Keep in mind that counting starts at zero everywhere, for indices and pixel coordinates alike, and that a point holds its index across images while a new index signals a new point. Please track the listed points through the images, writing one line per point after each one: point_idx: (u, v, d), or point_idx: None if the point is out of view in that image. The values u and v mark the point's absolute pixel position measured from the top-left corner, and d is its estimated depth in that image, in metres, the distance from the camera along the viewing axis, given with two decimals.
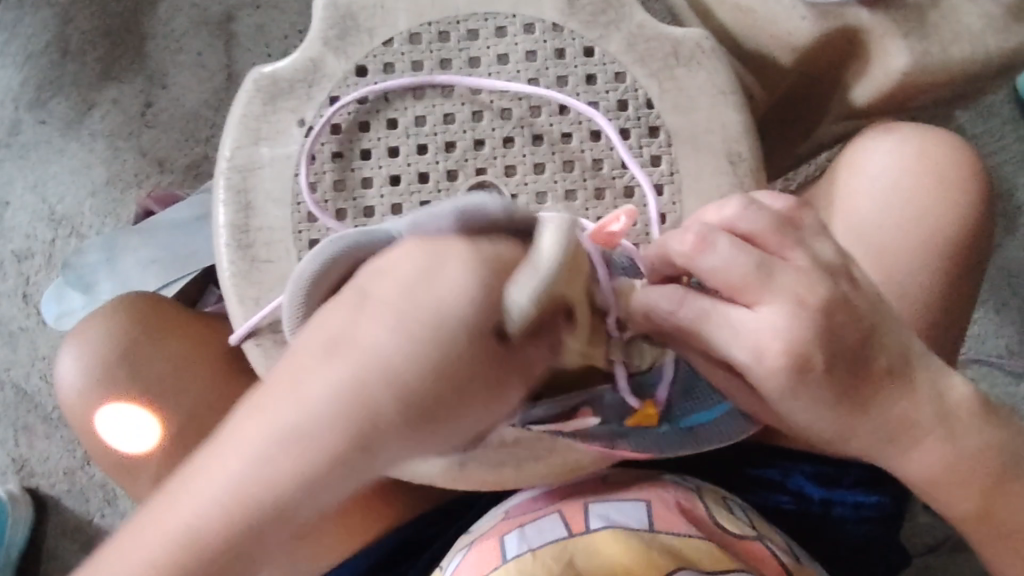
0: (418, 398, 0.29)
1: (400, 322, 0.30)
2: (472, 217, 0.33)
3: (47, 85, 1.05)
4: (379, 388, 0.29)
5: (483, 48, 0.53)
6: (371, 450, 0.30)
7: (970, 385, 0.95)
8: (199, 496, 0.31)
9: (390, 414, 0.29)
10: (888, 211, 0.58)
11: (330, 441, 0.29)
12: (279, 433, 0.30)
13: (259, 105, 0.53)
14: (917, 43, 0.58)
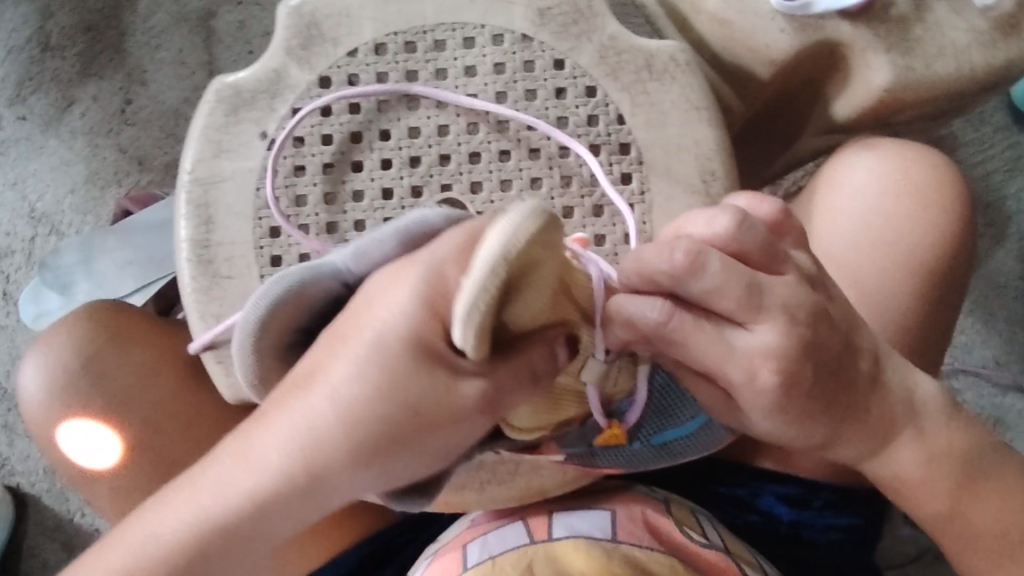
0: (375, 434, 0.35)
1: (361, 366, 0.34)
2: (412, 236, 0.40)
3: (25, 82, 1.03)
4: (347, 425, 0.34)
5: (450, 61, 0.51)
6: (332, 481, 0.35)
7: (956, 395, 0.94)
8: (161, 530, 0.34)
9: (354, 445, 0.34)
10: (865, 229, 0.57)
11: (299, 475, 0.34)
12: (261, 471, 0.34)
13: (220, 116, 0.52)
14: (899, 57, 0.57)
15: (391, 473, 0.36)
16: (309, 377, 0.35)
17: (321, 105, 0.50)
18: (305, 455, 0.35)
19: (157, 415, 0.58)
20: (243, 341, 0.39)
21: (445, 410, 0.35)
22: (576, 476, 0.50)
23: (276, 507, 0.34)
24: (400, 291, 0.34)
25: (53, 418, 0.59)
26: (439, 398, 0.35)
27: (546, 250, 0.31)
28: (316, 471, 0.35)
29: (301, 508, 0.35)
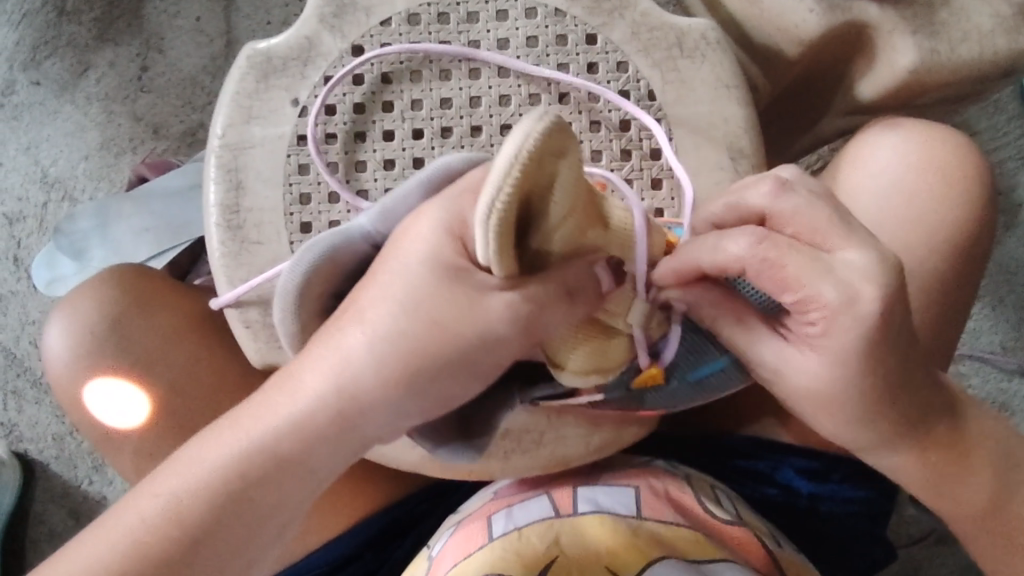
0: (408, 361, 0.37)
1: (391, 295, 0.37)
2: (438, 185, 0.41)
3: (41, 46, 1.03)
4: (382, 354, 0.37)
5: (483, 32, 0.51)
6: (368, 409, 0.37)
7: (962, 380, 0.95)
8: (205, 463, 0.36)
9: (387, 371, 0.37)
10: (888, 210, 0.57)
11: (336, 399, 0.37)
12: (299, 396, 0.37)
13: (252, 81, 0.52)
14: (925, 40, 0.57)
15: (425, 406, 0.38)
16: (346, 311, 0.38)
17: (353, 72, 0.51)
18: (345, 389, 0.37)
19: (182, 378, 0.59)
20: (284, 304, 0.40)
21: (472, 337, 0.37)
22: (599, 445, 0.51)
23: (317, 432, 0.37)
24: (425, 229, 0.37)
25: (76, 380, 0.60)
26: (467, 323, 0.37)
27: (557, 156, 0.31)
28: (352, 398, 0.37)
29: (338, 435, 0.37)
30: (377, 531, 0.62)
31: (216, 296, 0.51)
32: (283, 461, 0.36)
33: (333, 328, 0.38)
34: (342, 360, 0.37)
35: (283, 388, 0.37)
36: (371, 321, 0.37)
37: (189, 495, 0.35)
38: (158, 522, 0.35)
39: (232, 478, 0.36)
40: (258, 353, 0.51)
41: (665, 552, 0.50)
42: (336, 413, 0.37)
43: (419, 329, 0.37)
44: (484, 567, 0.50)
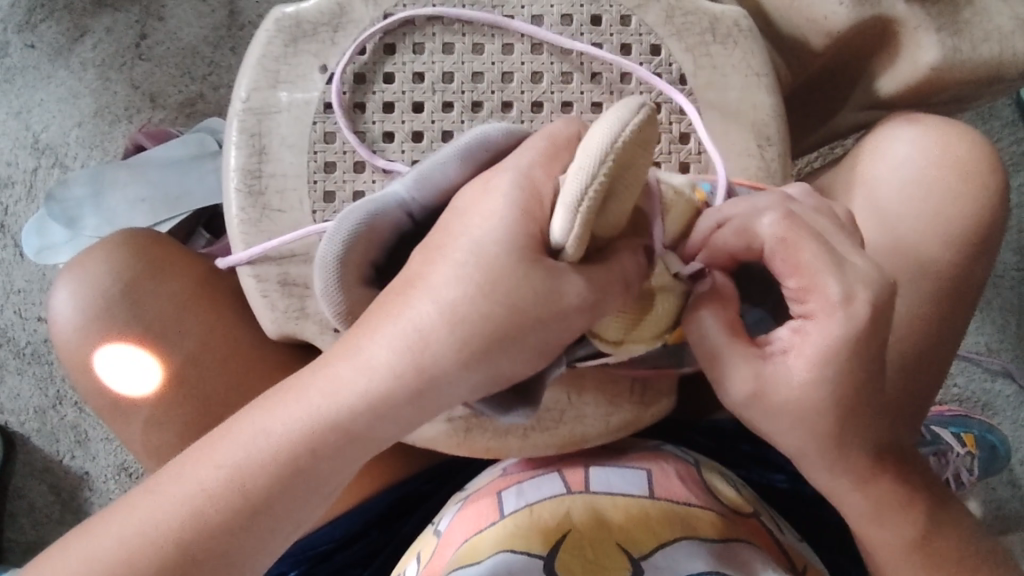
0: (478, 340, 0.38)
1: (466, 274, 0.38)
2: (473, 153, 0.41)
3: (38, 8, 1.01)
4: (447, 329, 0.38)
5: (517, 7, 0.51)
6: (439, 385, 0.38)
7: (948, 379, 0.97)
8: (269, 431, 0.38)
9: (454, 347, 0.38)
10: (905, 205, 0.58)
11: (406, 375, 0.38)
12: (368, 371, 0.38)
13: (280, 46, 0.51)
14: (948, 38, 0.57)
15: (486, 380, 0.39)
16: (415, 284, 0.38)
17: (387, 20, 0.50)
18: (408, 362, 0.38)
19: (189, 349, 0.58)
20: (325, 275, 0.40)
21: (545, 317, 0.37)
22: (617, 426, 0.52)
23: (380, 405, 0.38)
24: (501, 206, 0.37)
25: (82, 346, 0.59)
26: (542, 303, 0.37)
27: (646, 150, 0.34)
28: (423, 375, 0.38)
29: (404, 410, 0.38)
30: (381, 509, 0.62)
31: (227, 253, 0.51)
32: (343, 433, 0.38)
33: (399, 304, 0.38)
34: (406, 335, 0.38)
35: (348, 362, 0.39)
36: (438, 298, 0.38)
37: (253, 463, 0.37)
38: (218, 489, 0.37)
39: (293, 446, 0.38)
40: (273, 323, 0.51)
41: (681, 529, 0.50)
42: (398, 388, 0.38)
43: (486, 305, 0.38)
44: (495, 541, 0.49)
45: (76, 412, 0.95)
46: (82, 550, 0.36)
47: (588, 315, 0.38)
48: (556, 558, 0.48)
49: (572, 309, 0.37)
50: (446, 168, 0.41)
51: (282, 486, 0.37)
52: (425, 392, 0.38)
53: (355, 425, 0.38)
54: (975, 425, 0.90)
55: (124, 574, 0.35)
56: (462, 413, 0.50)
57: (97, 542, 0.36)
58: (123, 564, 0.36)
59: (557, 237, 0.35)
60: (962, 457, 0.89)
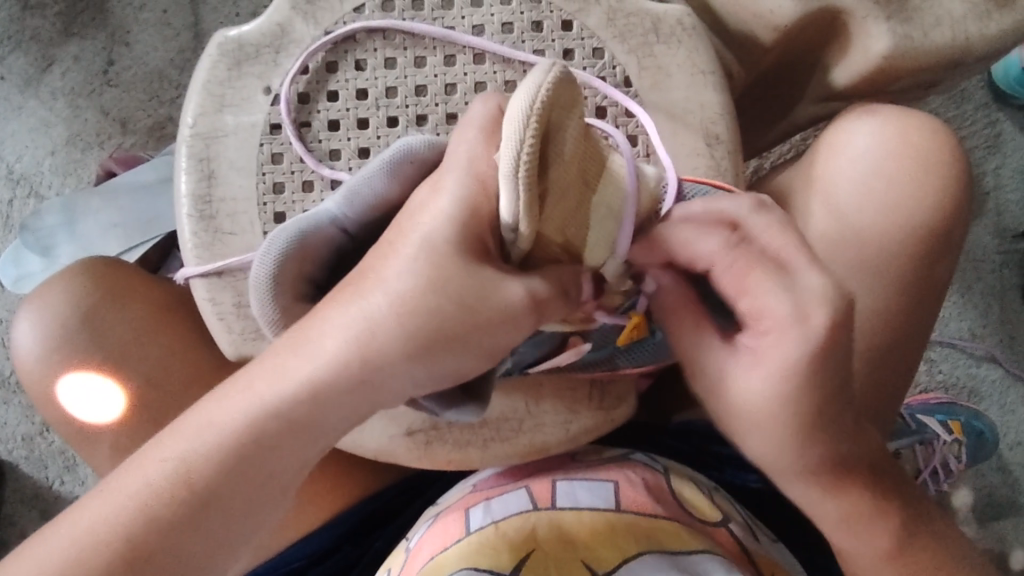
0: (424, 326, 0.38)
1: (410, 263, 0.38)
2: (401, 168, 0.41)
3: (5, 39, 1.01)
4: (401, 318, 0.38)
5: (458, 19, 0.51)
6: (392, 375, 0.38)
7: (933, 366, 0.96)
8: (214, 423, 0.37)
9: (405, 337, 0.38)
10: (860, 196, 0.58)
11: (354, 364, 0.38)
12: (316, 359, 0.38)
13: (224, 69, 0.51)
14: (898, 26, 0.57)
15: (441, 372, 0.39)
16: (366, 277, 0.38)
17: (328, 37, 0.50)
18: (362, 349, 0.38)
19: (155, 371, 0.58)
20: (260, 294, 0.40)
21: (493, 312, 0.37)
22: (578, 433, 0.52)
23: (332, 394, 0.38)
24: (446, 205, 0.37)
25: (49, 376, 0.59)
26: (489, 305, 0.37)
27: (564, 111, 0.34)
28: (376, 366, 0.38)
29: (355, 400, 0.38)
30: (357, 524, 0.62)
31: (181, 266, 0.51)
32: (297, 423, 0.38)
33: (345, 298, 0.39)
34: (361, 328, 0.38)
35: (300, 360, 0.38)
36: (389, 287, 0.38)
37: (198, 455, 0.37)
38: (165, 483, 0.36)
39: (247, 434, 0.37)
40: (230, 345, 0.50)
41: (646, 546, 0.50)
42: (347, 379, 0.38)
43: (441, 296, 0.38)
44: (462, 560, 0.49)
45: (63, 438, 0.95)
46: (27, 556, 0.35)
47: (532, 317, 0.38)
48: None
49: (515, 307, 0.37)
50: (371, 179, 0.40)
51: (230, 482, 0.36)
52: (373, 383, 0.38)
53: (302, 417, 0.38)
54: (961, 412, 0.90)
55: (71, 574, 0.34)
56: (421, 426, 0.51)
57: (39, 553, 0.35)
58: (70, 565, 0.34)
59: (507, 217, 0.35)
60: (947, 445, 0.88)
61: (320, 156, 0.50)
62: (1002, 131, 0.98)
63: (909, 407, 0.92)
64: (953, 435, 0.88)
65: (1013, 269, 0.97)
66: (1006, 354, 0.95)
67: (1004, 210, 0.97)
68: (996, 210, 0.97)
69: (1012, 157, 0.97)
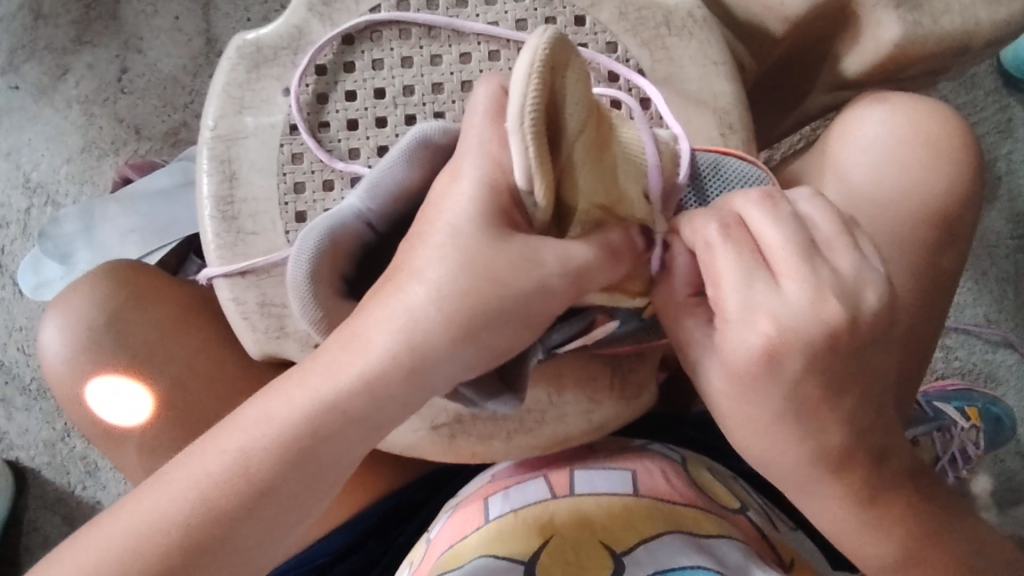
0: (465, 315, 0.38)
1: (447, 253, 0.39)
2: (418, 155, 0.42)
3: (20, 50, 1.02)
4: (443, 307, 0.38)
5: (471, 16, 0.52)
6: (434, 363, 0.39)
7: (949, 353, 0.97)
8: (266, 418, 0.38)
9: (445, 326, 0.38)
10: (877, 184, 0.58)
11: (396, 355, 0.39)
12: (366, 355, 0.39)
13: (243, 72, 0.52)
14: (908, 13, 0.57)
15: (483, 356, 0.40)
16: (403, 269, 0.39)
17: (342, 35, 0.51)
18: (405, 340, 0.39)
19: (179, 373, 0.59)
20: (301, 296, 0.41)
21: (526, 292, 0.39)
22: (600, 423, 0.52)
23: (379, 386, 0.39)
24: (464, 190, 0.38)
25: (75, 379, 0.60)
26: (521, 280, 0.38)
27: (562, 70, 0.35)
28: (418, 356, 0.39)
29: (402, 391, 0.39)
30: (380, 519, 0.62)
31: (204, 267, 0.52)
32: (345, 414, 0.38)
33: (386, 291, 0.39)
34: (404, 320, 0.39)
35: (347, 354, 0.39)
36: (429, 278, 0.39)
37: (252, 446, 0.38)
38: (221, 475, 0.37)
39: (298, 426, 0.38)
40: (256, 345, 0.51)
41: (667, 526, 0.50)
42: (393, 371, 0.39)
43: (483, 284, 0.38)
44: (479, 546, 0.50)
45: (84, 444, 0.96)
46: (85, 549, 0.36)
47: (568, 291, 0.39)
48: (537, 561, 0.47)
49: (549, 279, 0.38)
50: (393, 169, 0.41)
51: (286, 474, 0.37)
52: (418, 375, 0.39)
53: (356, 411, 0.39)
54: (978, 398, 0.90)
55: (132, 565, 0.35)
56: (445, 420, 0.51)
57: (101, 546, 0.36)
58: (130, 558, 0.35)
59: (523, 178, 0.35)
60: (965, 432, 0.88)
61: (340, 155, 0.51)
62: (1014, 116, 0.98)
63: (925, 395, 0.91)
64: (970, 420, 0.88)
65: None
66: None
67: (1018, 194, 0.97)
68: (1009, 196, 0.97)
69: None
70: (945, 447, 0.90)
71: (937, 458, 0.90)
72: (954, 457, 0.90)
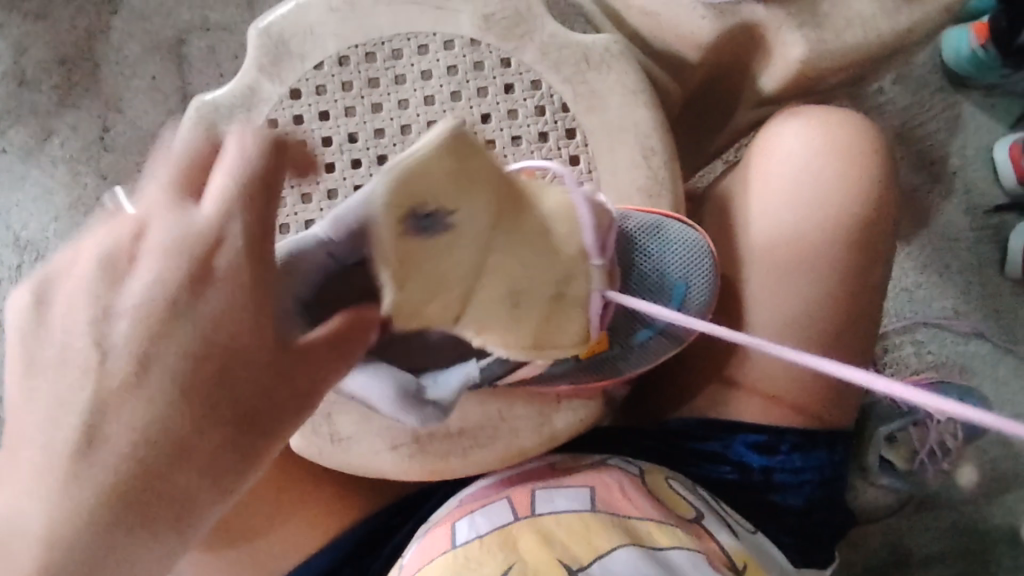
0: (251, 231, 0.38)
1: (218, 186, 0.38)
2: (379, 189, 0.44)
3: (6, 116, 1.07)
4: (225, 217, 0.38)
5: (407, 67, 0.57)
6: (241, 290, 0.37)
7: (921, 347, 1.01)
8: (62, 385, 0.36)
9: (241, 253, 0.37)
10: (797, 193, 0.63)
11: (183, 269, 0.37)
12: (150, 285, 0.37)
13: (201, 130, 0.57)
14: (810, 32, 0.61)
15: (268, 258, 0.38)
16: (172, 210, 0.38)
17: (290, 91, 0.57)
18: (185, 261, 0.37)
19: None
20: None
21: (239, 241, 0.38)
22: (550, 434, 0.57)
23: (218, 325, 0.37)
24: (238, 160, 0.38)
25: None
26: (257, 244, 0.38)
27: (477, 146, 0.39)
28: (207, 270, 0.37)
29: (231, 324, 0.37)
30: (355, 543, 0.66)
31: None
32: (199, 359, 0.36)
33: (159, 228, 0.38)
34: (197, 248, 0.37)
35: (134, 291, 0.37)
36: (211, 215, 0.38)
37: (96, 425, 0.35)
38: (79, 464, 0.35)
39: (155, 420, 0.36)
40: None
41: (623, 539, 0.54)
42: (209, 313, 0.37)
43: (248, 213, 0.37)
44: (444, 570, 0.54)
45: None
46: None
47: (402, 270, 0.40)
48: None
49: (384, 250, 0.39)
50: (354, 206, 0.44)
51: (174, 463, 0.36)
52: (236, 318, 0.37)
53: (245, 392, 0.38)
54: (952, 390, 0.94)
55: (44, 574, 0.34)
56: (404, 441, 0.56)
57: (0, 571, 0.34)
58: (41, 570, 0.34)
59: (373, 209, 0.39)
60: (943, 425, 0.93)
61: (293, 200, 0.55)
62: (961, 113, 1.02)
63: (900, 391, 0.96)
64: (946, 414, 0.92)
65: (986, 245, 1.01)
66: (992, 329, 1.00)
67: (974, 187, 1.01)
68: (963, 189, 1.02)
69: (975, 136, 1.02)
70: (923, 441, 0.94)
71: (916, 453, 0.94)
72: (932, 451, 0.94)
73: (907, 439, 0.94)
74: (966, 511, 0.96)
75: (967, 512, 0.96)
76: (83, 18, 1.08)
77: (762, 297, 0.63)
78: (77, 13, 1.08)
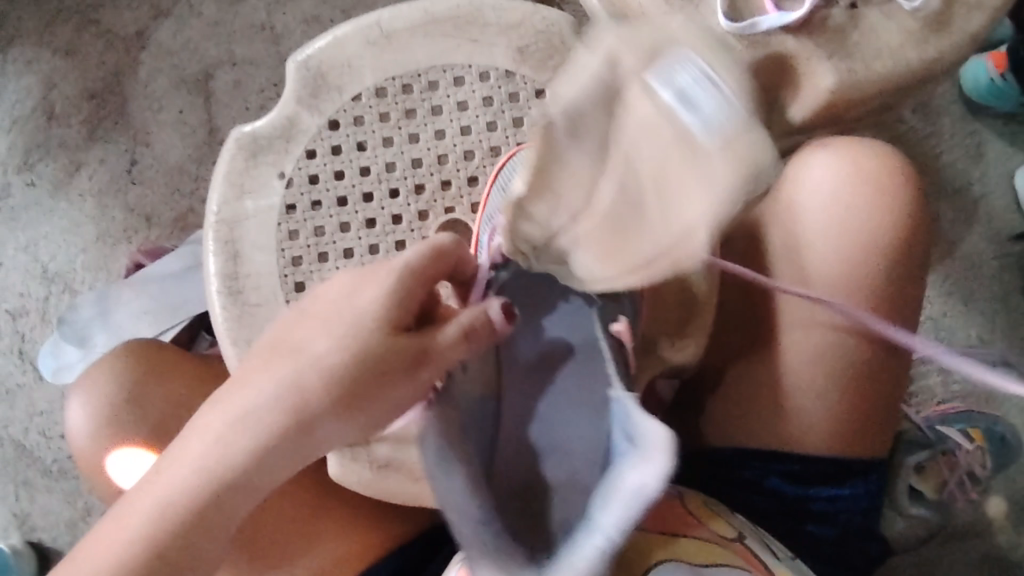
0: (342, 381, 0.47)
1: (334, 333, 0.48)
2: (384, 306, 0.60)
3: (35, 149, 1.09)
4: (284, 391, 0.47)
5: (443, 98, 0.63)
6: (319, 421, 0.47)
7: (947, 375, 0.99)
8: (145, 503, 0.45)
9: (285, 404, 0.47)
10: (825, 221, 0.63)
11: (286, 409, 0.47)
12: (257, 423, 0.46)
13: (241, 161, 0.62)
14: (841, 61, 0.62)
15: (358, 422, 0.48)
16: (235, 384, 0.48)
17: (330, 121, 0.62)
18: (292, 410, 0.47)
19: None
20: None
21: (310, 363, 0.48)
22: None
23: (272, 446, 0.46)
24: (364, 299, 0.49)
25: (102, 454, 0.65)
26: (313, 362, 0.48)
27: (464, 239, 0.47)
28: (298, 418, 0.47)
29: (291, 443, 0.47)
30: None
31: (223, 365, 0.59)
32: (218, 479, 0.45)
33: (233, 392, 0.48)
34: (255, 420, 0.47)
35: (219, 422, 0.47)
36: (257, 387, 0.47)
37: (141, 516, 0.44)
38: (148, 521, 0.44)
39: (172, 515, 0.44)
40: None
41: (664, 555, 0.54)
42: (247, 459, 0.46)
43: (329, 371, 0.47)
44: None
45: None
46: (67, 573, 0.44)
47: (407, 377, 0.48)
48: None
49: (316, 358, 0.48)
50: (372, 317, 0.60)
51: (180, 557, 0.44)
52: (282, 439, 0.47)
53: (252, 469, 0.46)
54: (980, 419, 0.93)
55: None
56: None
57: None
58: None
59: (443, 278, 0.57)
60: (970, 452, 0.90)
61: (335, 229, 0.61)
62: (982, 141, 1.03)
63: (928, 419, 0.93)
64: (973, 441, 0.90)
65: (1013, 273, 1.00)
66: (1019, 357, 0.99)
67: (995, 215, 1.01)
68: (987, 217, 1.02)
69: (997, 164, 1.02)
70: (950, 469, 0.90)
71: (945, 483, 0.90)
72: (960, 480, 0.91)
73: (934, 470, 0.89)
74: (997, 543, 0.95)
75: (998, 544, 0.95)
76: (113, 54, 1.10)
77: (792, 304, 0.64)
78: (106, 49, 1.10)
